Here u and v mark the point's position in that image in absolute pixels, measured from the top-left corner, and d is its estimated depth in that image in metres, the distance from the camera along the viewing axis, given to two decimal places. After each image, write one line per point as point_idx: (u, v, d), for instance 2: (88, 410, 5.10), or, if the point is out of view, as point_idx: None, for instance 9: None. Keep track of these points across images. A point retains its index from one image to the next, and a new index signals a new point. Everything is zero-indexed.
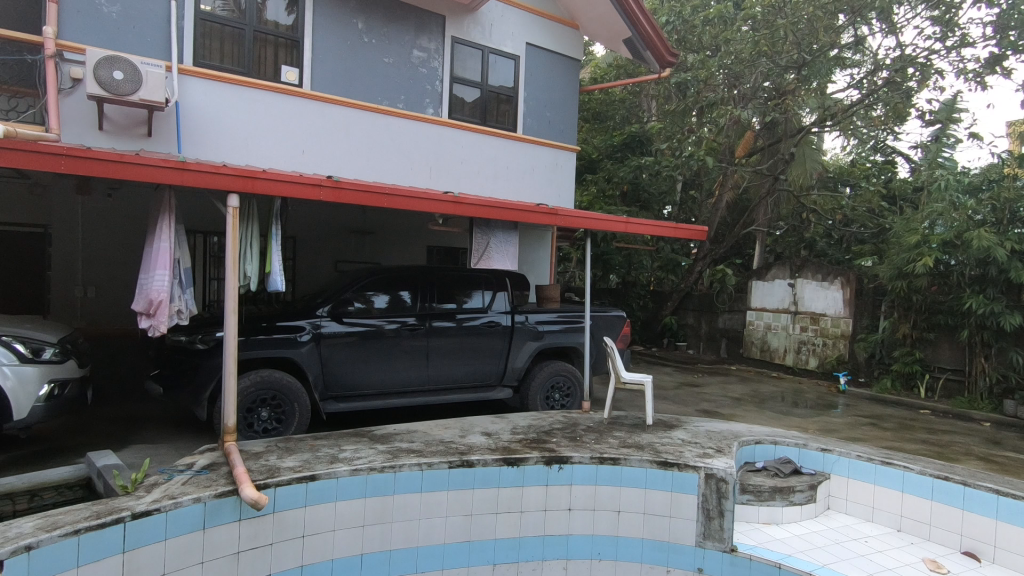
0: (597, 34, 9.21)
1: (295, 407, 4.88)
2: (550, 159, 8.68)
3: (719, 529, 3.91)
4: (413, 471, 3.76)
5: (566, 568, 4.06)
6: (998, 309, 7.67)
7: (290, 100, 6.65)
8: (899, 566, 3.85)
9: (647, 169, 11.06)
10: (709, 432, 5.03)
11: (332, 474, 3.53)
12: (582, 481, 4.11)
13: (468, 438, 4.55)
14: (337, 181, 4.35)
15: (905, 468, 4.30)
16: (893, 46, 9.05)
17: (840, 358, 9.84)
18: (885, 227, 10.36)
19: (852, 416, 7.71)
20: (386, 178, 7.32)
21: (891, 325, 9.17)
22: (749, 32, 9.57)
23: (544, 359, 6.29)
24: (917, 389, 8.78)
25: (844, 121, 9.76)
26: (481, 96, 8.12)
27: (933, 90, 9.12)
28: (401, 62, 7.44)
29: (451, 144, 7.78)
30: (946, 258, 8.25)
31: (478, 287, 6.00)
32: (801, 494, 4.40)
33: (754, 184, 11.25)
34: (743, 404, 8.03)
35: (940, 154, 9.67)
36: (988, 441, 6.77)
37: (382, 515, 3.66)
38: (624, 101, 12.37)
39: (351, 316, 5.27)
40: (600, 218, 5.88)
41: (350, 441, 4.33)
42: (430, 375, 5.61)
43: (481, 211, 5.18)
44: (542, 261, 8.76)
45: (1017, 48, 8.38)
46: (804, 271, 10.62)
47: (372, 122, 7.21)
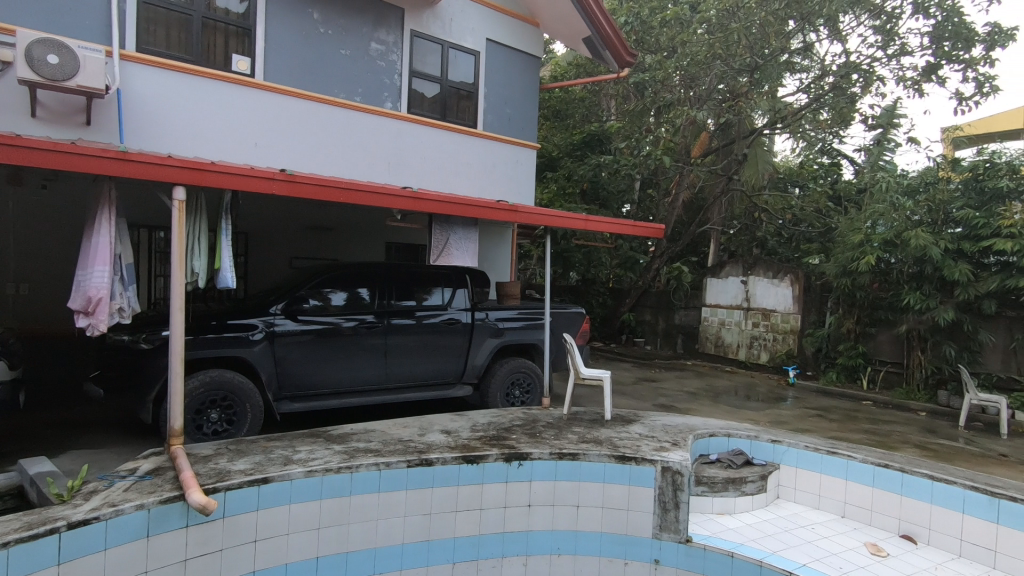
0: (558, 31, 9.26)
1: (246, 408, 4.71)
2: (511, 156, 8.68)
3: (675, 520, 4.00)
4: (370, 471, 3.69)
5: (526, 564, 4.08)
6: (933, 305, 8.05)
7: (242, 90, 6.42)
8: (843, 550, 4.01)
9: (607, 168, 11.19)
10: (665, 426, 5.13)
11: (286, 476, 3.44)
12: (542, 477, 4.13)
13: (427, 437, 4.50)
14: (291, 174, 4.22)
15: (849, 457, 4.50)
16: (839, 52, 9.43)
17: (789, 352, 10.30)
18: (831, 227, 10.80)
19: (800, 408, 8.02)
20: (343, 172, 7.17)
21: (836, 320, 9.58)
22: (704, 35, 9.75)
23: (504, 357, 6.29)
24: (860, 381, 9.21)
25: (793, 124, 10.15)
26: (441, 91, 8.04)
27: (876, 96, 9.55)
28: (358, 54, 7.29)
29: (411, 140, 7.68)
30: (887, 256, 8.63)
31: (438, 284, 5.94)
32: (752, 485, 4.54)
33: (709, 183, 11.56)
34: (699, 398, 8.23)
35: (882, 157, 10.13)
36: (924, 430, 7.14)
37: (338, 515, 3.58)
38: (583, 100, 12.51)
39: (306, 314, 5.12)
40: (559, 216, 5.91)
41: (304, 442, 4.23)
42: (389, 373, 5.52)
43: (441, 207, 5.12)
44: (502, 258, 8.76)
45: (950, 58, 8.85)
46: (756, 269, 10.98)
47: (330, 115, 7.04)
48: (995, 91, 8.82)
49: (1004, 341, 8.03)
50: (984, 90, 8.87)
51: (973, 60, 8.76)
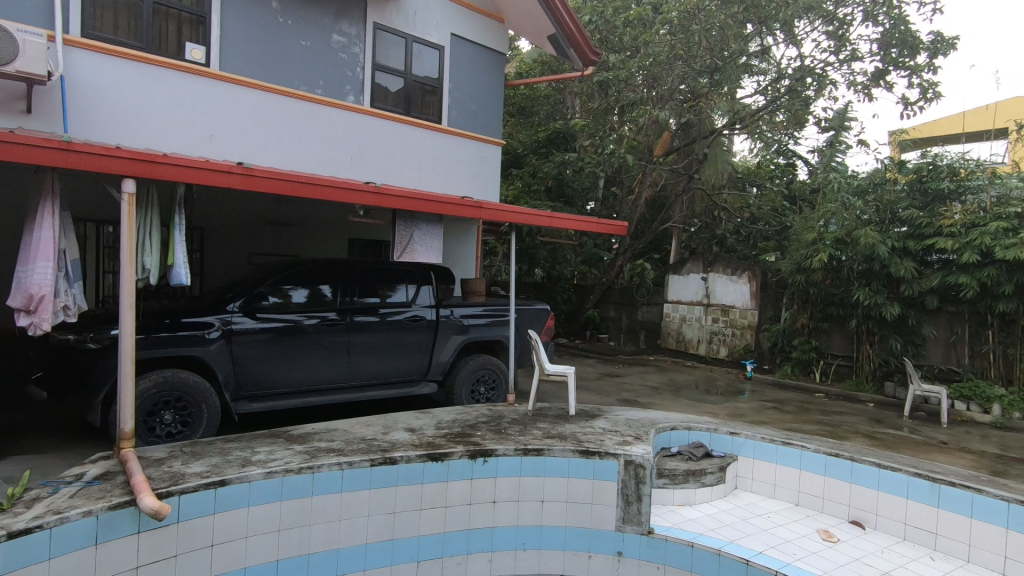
0: (523, 28, 9.27)
1: (202, 408, 4.57)
2: (476, 152, 8.65)
3: (638, 512, 4.07)
4: (333, 471, 3.62)
5: (491, 560, 4.09)
6: (881, 301, 8.39)
7: (196, 80, 6.19)
8: (797, 537, 4.15)
9: (571, 165, 11.29)
10: (628, 421, 5.22)
11: (244, 478, 3.35)
12: (507, 473, 4.14)
13: (391, 435, 4.46)
14: (249, 168, 4.09)
15: (802, 447, 4.67)
16: (794, 56, 9.73)
17: (747, 346, 10.63)
18: (786, 226, 11.14)
19: (757, 401, 8.28)
20: (304, 167, 7.01)
21: (791, 316, 9.91)
22: (666, 36, 9.91)
23: (469, 353, 6.28)
24: (813, 374, 9.57)
25: (751, 125, 10.44)
26: (405, 86, 7.93)
27: (829, 99, 9.90)
28: (319, 46, 7.13)
29: (374, 134, 7.57)
30: (838, 254, 8.94)
31: (402, 281, 5.88)
32: (712, 476, 4.66)
33: (671, 182, 11.77)
34: (661, 393, 8.41)
35: (834, 158, 10.51)
36: (872, 420, 7.46)
37: (299, 517, 3.51)
38: (548, 97, 12.58)
39: (265, 312, 4.99)
40: (524, 212, 5.92)
41: (264, 443, 4.13)
42: (352, 371, 5.44)
43: (404, 202, 5.06)
44: (467, 255, 8.73)
45: (897, 64, 9.24)
46: (715, 266, 11.25)
47: (290, 108, 6.87)
48: (938, 97, 9.26)
49: (945, 335, 8.46)
50: (928, 95, 9.30)
51: (918, 67, 9.17)
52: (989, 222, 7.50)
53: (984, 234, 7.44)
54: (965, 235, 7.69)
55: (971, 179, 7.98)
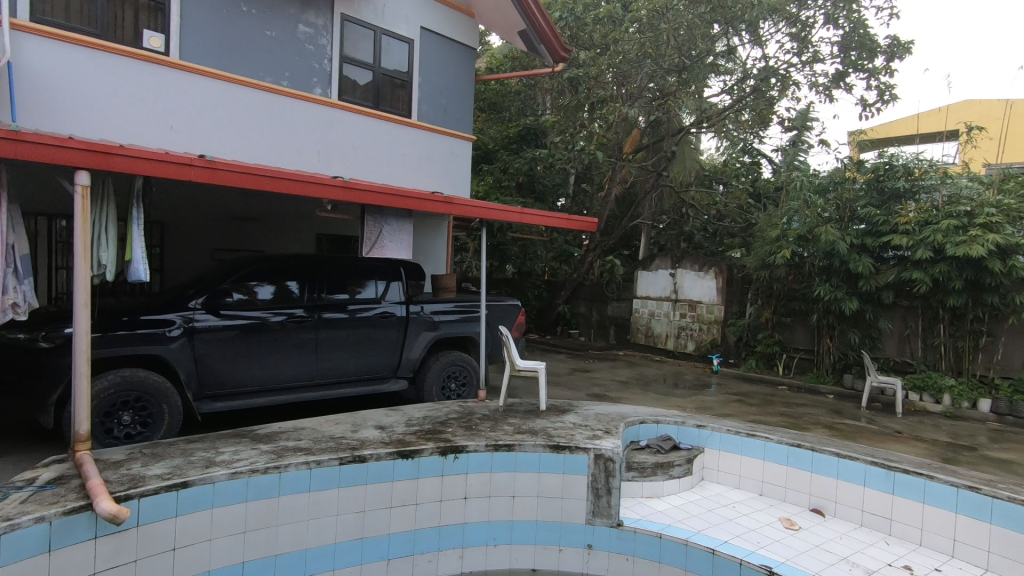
0: (493, 22, 9.24)
1: (163, 409, 4.43)
2: (447, 148, 8.59)
3: (607, 506, 4.12)
4: (300, 470, 3.56)
5: (462, 556, 4.08)
6: (841, 296, 8.65)
7: (154, 69, 5.98)
8: (760, 526, 4.27)
9: (542, 161, 11.31)
10: (598, 415, 5.28)
11: (208, 479, 3.27)
12: (477, 469, 4.14)
13: (360, 433, 4.40)
14: (211, 160, 3.97)
15: (766, 439, 4.80)
16: (759, 56, 9.93)
17: (713, 341, 10.86)
18: (751, 223, 11.38)
19: (723, 394, 8.48)
20: (270, 161, 6.85)
21: (756, 310, 10.16)
22: (635, 34, 9.99)
23: (440, 350, 6.25)
24: (777, 367, 9.85)
25: (717, 124, 10.64)
26: (374, 79, 7.81)
27: (792, 99, 10.15)
28: (284, 36, 6.96)
29: (342, 127, 7.44)
30: (800, 250, 9.17)
31: (371, 277, 5.81)
32: (679, 468, 4.76)
33: (640, 179, 11.93)
34: (630, 387, 8.54)
35: (797, 157, 10.78)
36: (831, 411, 7.73)
37: (265, 518, 3.44)
38: (519, 93, 12.71)
39: (229, 309, 4.86)
40: (495, 208, 5.91)
41: (228, 443, 4.03)
42: (320, 369, 5.35)
43: (374, 197, 4.99)
44: (438, 250, 8.69)
45: (856, 66, 9.54)
46: (683, 262, 11.45)
47: (255, 99, 6.71)
48: (894, 99, 9.60)
49: (899, 329, 8.80)
50: (885, 97, 9.63)
51: (876, 70, 9.48)
52: (941, 220, 7.79)
53: (937, 231, 7.73)
54: (919, 232, 7.97)
55: (925, 178, 8.29)
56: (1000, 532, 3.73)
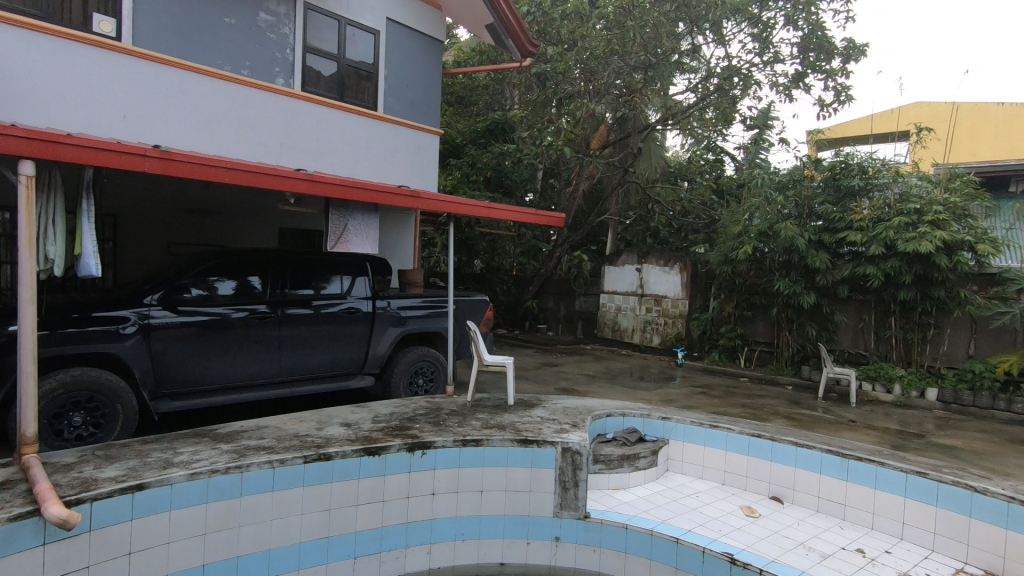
0: (461, 16, 9.17)
1: (117, 409, 4.26)
2: (414, 141, 8.49)
3: (574, 498, 4.17)
4: (263, 469, 3.48)
5: (430, 552, 4.06)
6: (799, 290, 8.91)
7: (105, 54, 5.72)
8: (723, 514, 4.38)
9: (510, 156, 11.30)
10: (566, 409, 5.33)
11: (165, 480, 3.17)
12: (445, 464, 4.12)
13: (325, 431, 4.33)
14: (167, 151, 3.83)
15: (728, 430, 4.93)
16: (722, 56, 10.12)
17: (678, 335, 11.07)
18: (715, 219, 11.63)
19: (687, 386, 8.67)
20: (230, 153, 6.65)
21: (719, 305, 10.41)
22: (602, 30, 10.05)
23: (407, 345, 6.19)
24: (739, 360, 10.12)
25: (682, 121, 10.81)
26: (338, 70, 7.66)
27: (754, 98, 10.37)
28: (245, 24, 6.77)
29: (306, 119, 7.27)
30: (761, 246, 9.41)
31: (337, 272, 5.71)
32: (645, 460, 4.84)
33: (607, 174, 12.04)
34: (597, 380, 8.65)
35: (758, 155, 11.04)
36: (790, 402, 7.98)
37: (225, 519, 3.35)
38: (486, 88, 12.67)
39: (188, 305, 4.70)
40: (463, 202, 5.87)
41: (187, 442, 3.91)
42: (283, 366, 5.23)
43: (338, 191, 4.90)
44: (405, 245, 8.60)
45: (815, 68, 9.83)
46: (649, 257, 11.64)
47: (213, 88, 6.49)
48: (849, 100, 9.93)
49: (854, 322, 9.14)
50: (841, 98, 9.95)
51: (832, 71, 9.79)
52: (893, 218, 8.10)
53: (889, 228, 8.03)
54: (872, 229, 8.28)
55: (878, 177, 8.59)
56: (945, 514, 3.92)
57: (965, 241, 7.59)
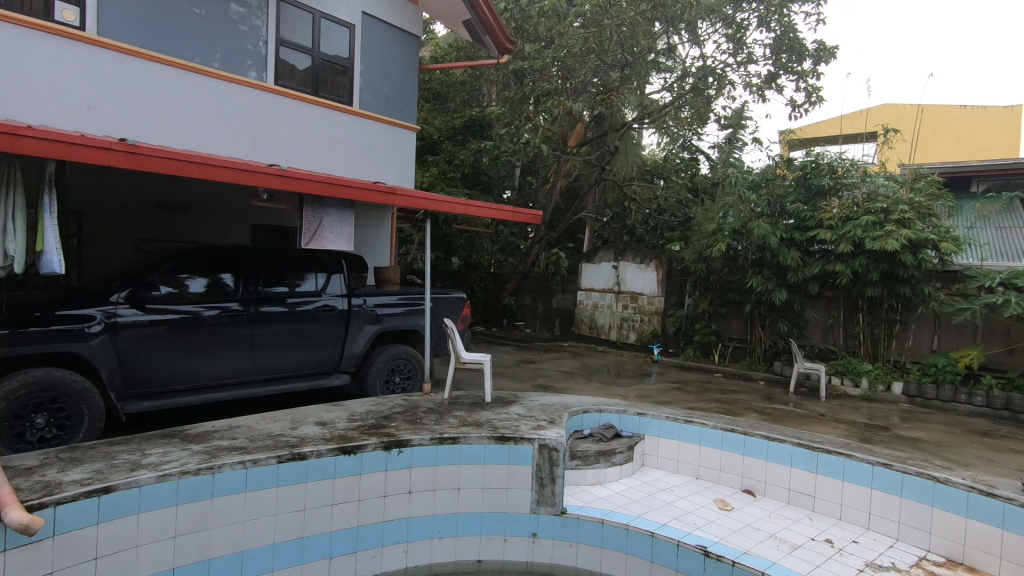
0: (438, 11, 9.11)
1: (82, 410, 4.14)
2: (390, 137, 8.41)
3: (552, 494, 4.19)
4: (235, 470, 3.42)
5: (406, 551, 4.04)
6: (771, 287, 9.07)
7: (68, 44, 5.54)
8: (696, 508, 4.45)
9: (487, 153, 11.31)
10: (543, 406, 5.35)
11: (133, 482, 3.09)
12: (422, 462, 4.10)
13: (300, 430, 4.28)
14: (134, 145, 3.73)
15: (702, 425, 5.02)
16: (697, 56, 10.23)
17: (654, 331, 11.21)
18: (690, 217, 11.78)
19: (662, 382, 8.79)
20: (201, 147, 6.51)
21: (693, 301, 10.56)
22: (580, 28, 10.07)
23: (383, 343, 6.15)
24: (713, 356, 10.29)
25: (658, 120, 10.89)
26: (313, 64, 7.54)
27: (728, 98, 10.51)
28: (215, 15, 6.62)
29: (279, 113, 7.15)
30: (735, 244, 9.57)
31: (311, 269, 5.64)
32: (620, 455, 4.89)
33: (585, 172, 12.09)
34: (574, 377, 8.72)
35: (732, 154, 11.20)
36: (763, 397, 8.14)
37: (196, 521, 3.28)
38: (464, 84, 12.63)
39: (157, 303, 4.58)
40: (439, 199, 5.84)
41: (156, 444, 3.82)
42: (256, 365, 5.14)
43: (312, 186, 4.83)
44: (381, 242, 8.53)
45: (787, 69, 10.00)
46: (626, 254, 11.74)
47: (183, 81, 6.34)
48: (820, 101, 10.14)
49: (824, 318, 9.37)
50: (812, 99, 10.16)
51: (804, 73, 9.98)
52: (861, 216, 8.30)
53: (857, 227, 8.24)
54: (841, 227, 8.48)
55: (847, 177, 8.80)
56: (910, 504, 4.05)
57: (929, 240, 7.82)
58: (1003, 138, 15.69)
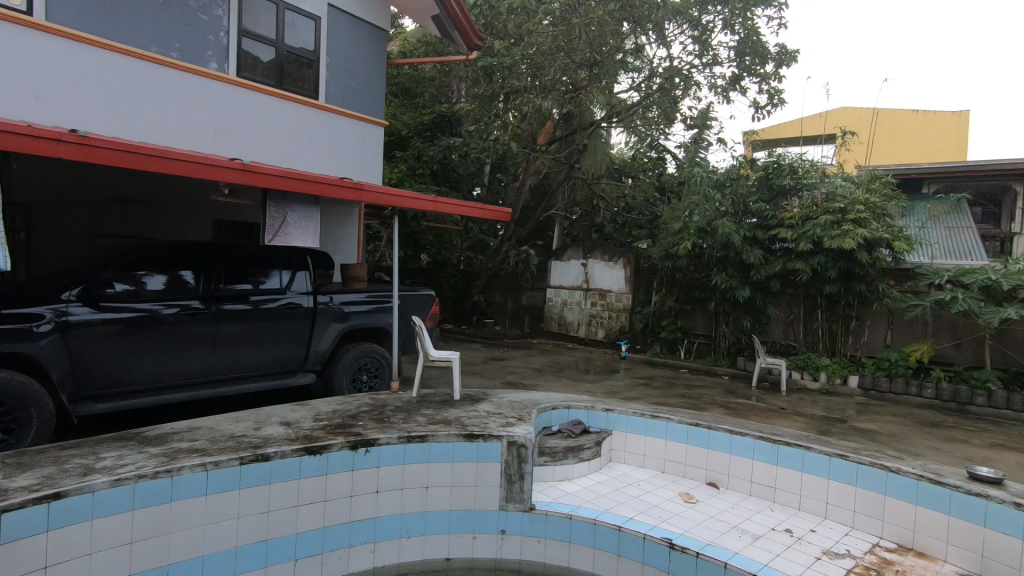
0: (406, 5, 9.01)
1: (31, 413, 3.96)
2: (357, 132, 8.29)
3: (520, 491, 4.21)
4: (195, 473, 3.33)
5: (374, 551, 4.00)
6: (734, 284, 9.29)
7: (13, 29, 5.26)
8: (662, 501, 4.53)
9: (457, 150, 11.43)
10: (512, 402, 5.36)
11: (85, 488, 2.98)
12: (389, 462, 4.06)
13: (264, 430, 4.18)
14: (85, 136, 3.58)
15: (668, 420, 5.11)
16: (664, 56, 10.37)
17: (622, 328, 11.35)
18: (657, 215, 11.94)
19: (630, 378, 8.92)
20: (158, 139, 6.29)
21: (660, 298, 10.74)
22: (549, 26, 10.09)
23: (351, 341, 6.06)
24: (679, 352, 10.49)
25: (626, 119, 10.96)
26: (277, 57, 7.37)
27: (694, 99, 10.69)
28: (173, 3, 6.39)
29: (241, 106, 6.96)
30: (700, 242, 9.76)
31: (276, 266, 5.52)
32: (589, 451, 4.94)
33: (554, 170, 12.12)
34: (543, 373, 8.77)
35: (698, 154, 11.40)
36: (727, 391, 8.33)
37: (154, 526, 3.18)
38: (433, 80, 12.55)
39: (112, 301, 4.40)
40: (407, 196, 5.78)
41: (111, 447, 3.69)
42: (218, 365, 5.00)
43: (276, 181, 4.72)
44: (348, 238, 8.40)
45: (750, 71, 10.24)
46: (594, 252, 11.85)
47: (138, 71, 6.11)
48: (782, 103, 10.41)
49: (784, 314, 9.65)
50: (774, 101, 10.42)
51: (766, 75, 10.23)
52: (820, 216, 8.57)
53: (816, 226, 8.49)
54: (801, 226, 8.72)
55: (807, 177, 9.08)
56: (864, 493, 4.20)
57: (883, 239, 8.10)
58: (952, 143, 16.43)
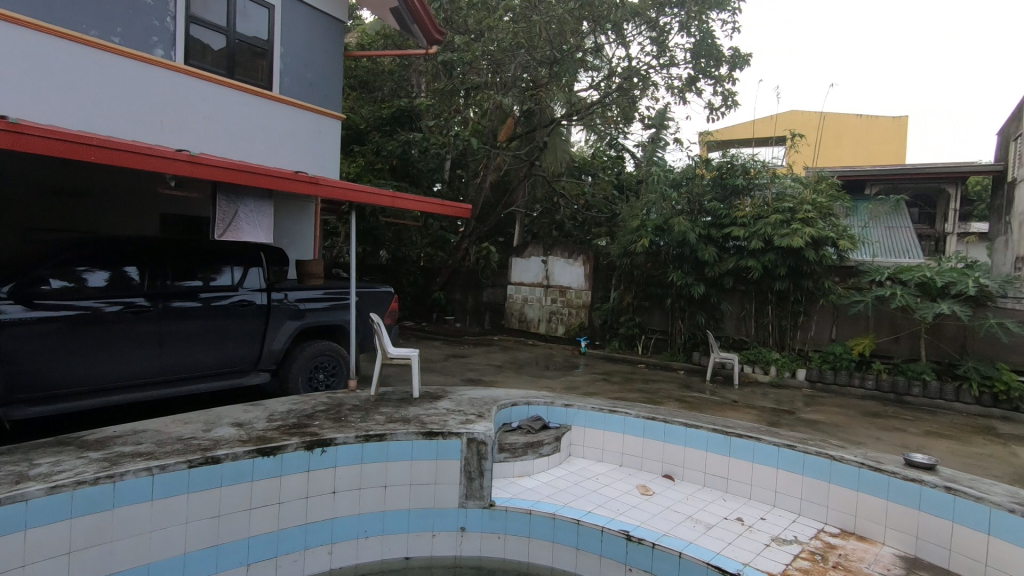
0: None
1: None
2: (312, 125, 8.08)
3: (479, 487, 4.21)
4: (140, 477, 3.19)
5: (331, 552, 3.93)
6: (690, 281, 9.52)
7: None
8: (620, 494, 4.61)
9: (416, 145, 11.25)
10: (472, 399, 5.35)
11: (18, 496, 2.82)
12: (347, 461, 3.99)
13: (214, 432, 4.04)
14: (15, 123, 3.37)
15: (625, 414, 5.20)
16: (623, 56, 10.49)
17: (581, 324, 11.47)
18: (616, 213, 12.11)
19: (589, 373, 9.05)
20: (99, 128, 5.98)
21: (619, 295, 10.93)
22: (509, 22, 10.10)
23: (306, 339, 5.93)
24: (637, 347, 10.69)
25: (586, 117, 11.02)
26: (228, 45, 7.12)
27: (652, 99, 10.88)
28: None
29: (189, 95, 6.68)
30: (657, 239, 9.96)
31: (227, 262, 5.33)
32: (548, 446, 4.98)
33: (515, 166, 12.12)
34: (504, 370, 8.78)
35: (655, 153, 11.59)
36: (682, 386, 8.55)
37: (96, 535, 3.04)
38: (392, 73, 12.37)
39: (48, 299, 4.17)
40: (364, 190, 5.67)
41: (47, 453, 3.49)
42: (165, 365, 4.80)
43: (227, 174, 4.55)
44: (304, 234, 8.21)
45: (705, 73, 10.49)
46: (554, 249, 11.93)
47: (77, 56, 5.79)
48: (735, 105, 10.71)
49: (737, 310, 9.95)
50: (727, 103, 10.71)
51: (721, 77, 10.50)
52: (770, 215, 8.87)
53: (767, 224, 8.78)
54: (753, 225, 9.00)
55: (759, 177, 9.37)
56: (810, 481, 4.38)
57: (829, 238, 8.45)
58: (893, 147, 17.22)
